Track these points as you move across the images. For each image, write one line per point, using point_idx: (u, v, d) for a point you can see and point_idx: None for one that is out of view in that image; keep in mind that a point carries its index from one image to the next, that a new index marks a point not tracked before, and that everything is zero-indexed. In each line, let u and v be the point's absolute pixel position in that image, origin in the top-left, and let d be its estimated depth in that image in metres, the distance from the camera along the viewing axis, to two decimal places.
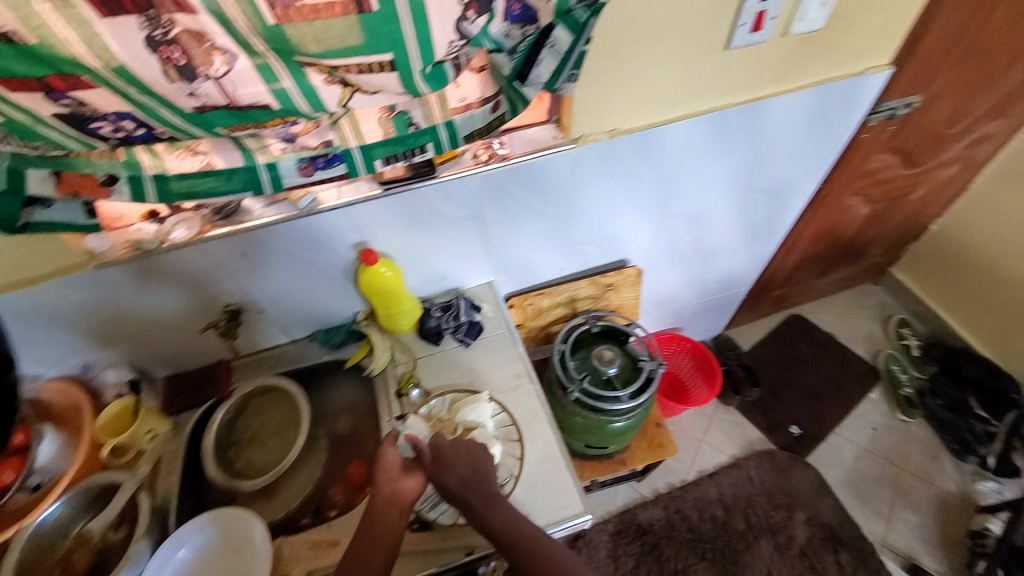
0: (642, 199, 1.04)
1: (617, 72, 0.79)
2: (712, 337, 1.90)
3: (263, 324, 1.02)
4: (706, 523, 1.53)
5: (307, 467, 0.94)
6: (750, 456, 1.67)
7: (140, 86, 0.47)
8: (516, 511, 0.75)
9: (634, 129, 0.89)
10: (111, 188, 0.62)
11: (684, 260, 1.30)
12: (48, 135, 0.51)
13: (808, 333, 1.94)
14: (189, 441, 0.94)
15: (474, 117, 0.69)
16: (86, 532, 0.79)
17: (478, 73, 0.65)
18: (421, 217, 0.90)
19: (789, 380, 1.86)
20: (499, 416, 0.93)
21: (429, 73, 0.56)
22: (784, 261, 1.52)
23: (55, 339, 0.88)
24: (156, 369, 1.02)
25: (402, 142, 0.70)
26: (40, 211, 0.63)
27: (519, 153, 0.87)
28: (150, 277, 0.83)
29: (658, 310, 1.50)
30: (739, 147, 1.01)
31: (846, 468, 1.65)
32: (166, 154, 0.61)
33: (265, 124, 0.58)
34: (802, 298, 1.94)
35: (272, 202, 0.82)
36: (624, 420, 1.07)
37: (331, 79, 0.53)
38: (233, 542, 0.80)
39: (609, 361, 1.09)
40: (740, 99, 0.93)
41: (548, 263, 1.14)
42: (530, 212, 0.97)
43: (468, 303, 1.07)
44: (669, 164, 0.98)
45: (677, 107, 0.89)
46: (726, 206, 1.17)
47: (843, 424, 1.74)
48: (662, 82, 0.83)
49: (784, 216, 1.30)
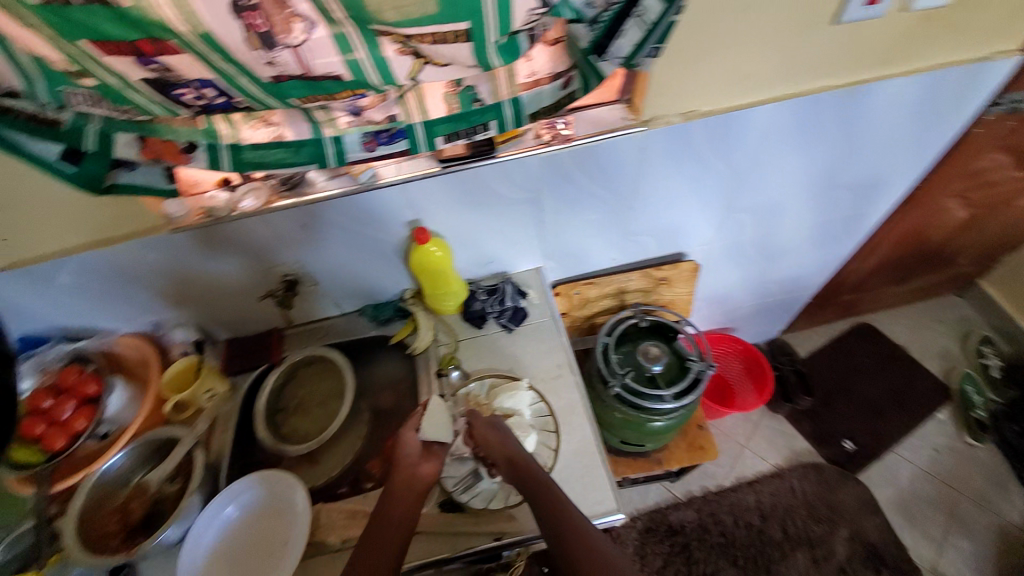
0: (710, 189, 0.99)
1: (699, 49, 0.75)
2: (765, 340, 1.79)
3: (316, 296, 1.04)
4: (741, 530, 1.48)
5: (350, 437, 0.97)
6: (794, 467, 1.60)
7: (222, 53, 0.47)
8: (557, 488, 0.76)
9: (712, 112, 0.85)
10: (190, 156, 0.64)
11: (746, 257, 1.24)
12: (136, 99, 0.52)
13: (869, 343, 1.81)
14: (245, 401, 0.99)
15: (542, 93, 0.67)
16: (144, 483, 0.86)
17: (552, 46, 0.63)
18: (476, 195, 0.88)
19: (841, 389, 1.74)
20: (537, 406, 0.91)
21: (504, 45, 0.54)
22: (861, 263, 1.40)
23: (134, 297, 0.94)
24: (219, 332, 1.07)
25: (465, 119, 0.69)
26: (126, 174, 0.67)
27: (583, 135, 0.83)
28: (217, 243, 0.86)
29: (710, 308, 1.45)
30: (829, 136, 0.94)
31: (900, 490, 1.55)
32: (242, 124, 0.63)
33: (335, 97, 0.57)
34: (872, 307, 1.80)
35: (334, 175, 0.84)
36: (666, 420, 1.04)
37: (404, 49, 0.52)
38: (274, 506, 0.83)
39: (655, 358, 1.06)
40: (840, 83, 0.85)
41: (601, 252, 1.10)
42: (588, 197, 0.94)
43: (514, 288, 1.06)
44: (747, 152, 0.93)
45: (762, 89, 0.84)
46: (799, 203, 1.09)
47: (903, 443, 1.63)
48: (749, 63, 0.79)
49: (863, 217, 1.20)
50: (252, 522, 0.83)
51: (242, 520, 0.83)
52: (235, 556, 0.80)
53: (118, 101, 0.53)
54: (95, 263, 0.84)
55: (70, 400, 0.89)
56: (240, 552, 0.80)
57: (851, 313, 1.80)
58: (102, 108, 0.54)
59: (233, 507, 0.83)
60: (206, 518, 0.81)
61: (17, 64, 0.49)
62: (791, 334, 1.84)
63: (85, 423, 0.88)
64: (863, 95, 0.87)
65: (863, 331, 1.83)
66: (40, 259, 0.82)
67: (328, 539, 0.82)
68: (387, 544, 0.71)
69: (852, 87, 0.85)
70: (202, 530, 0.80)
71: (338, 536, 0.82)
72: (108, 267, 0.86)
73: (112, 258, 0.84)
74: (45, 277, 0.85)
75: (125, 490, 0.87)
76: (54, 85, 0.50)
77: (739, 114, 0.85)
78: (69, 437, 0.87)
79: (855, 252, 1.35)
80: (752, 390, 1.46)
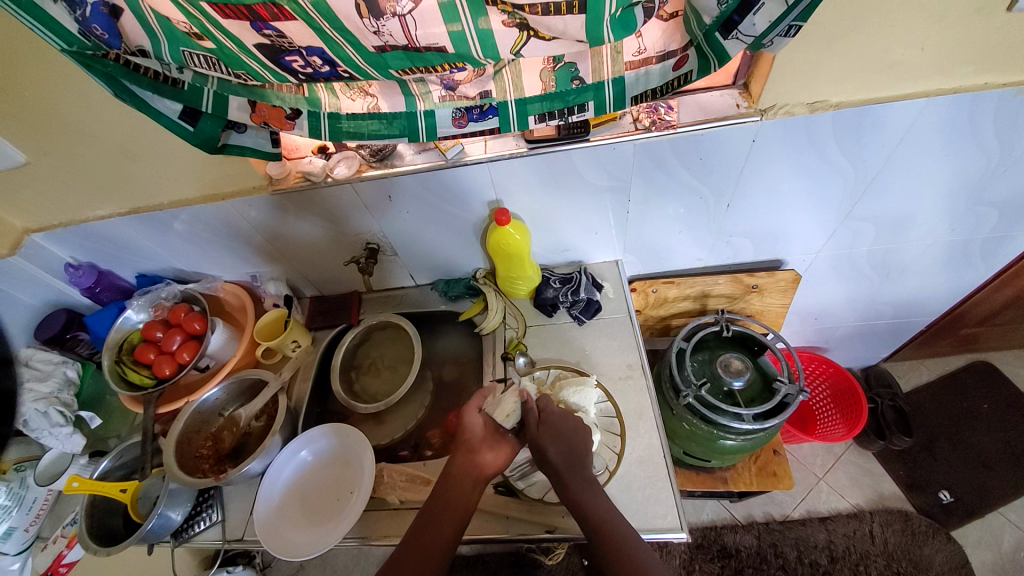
0: (826, 193, 0.87)
1: (839, 30, 0.64)
2: (861, 367, 1.64)
3: (394, 266, 1.08)
4: (806, 569, 1.35)
5: (413, 405, 1.01)
6: (878, 511, 1.44)
7: (331, 18, 0.47)
8: (610, 504, 0.71)
9: (845, 104, 0.73)
10: (294, 122, 0.65)
11: (855, 273, 1.10)
12: (249, 64, 0.54)
13: (989, 386, 1.59)
14: (323, 356, 1.06)
15: (651, 74, 0.61)
16: (236, 416, 0.94)
17: (666, 22, 0.57)
18: (562, 181, 0.85)
19: (949, 435, 1.54)
20: (603, 405, 0.88)
21: (618, 18, 0.49)
22: (995, 296, 1.20)
23: (237, 250, 1.02)
24: (305, 289, 1.15)
25: (561, 98, 0.64)
26: (235, 136, 0.70)
27: (687, 122, 0.76)
28: (310, 206, 0.90)
29: (802, 323, 1.32)
30: (982, 144, 0.78)
31: (1006, 561, 1.33)
32: (342, 94, 0.63)
33: (434, 70, 0.56)
34: (997, 343, 1.56)
35: (422, 149, 0.85)
36: (739, 440, 0.96)
37: (511, 21, 0.49)
38: (345, 456, 0.89)
39: (735, 372, 0.98)
40: (1006, 80, 0.70)
41: (686, 251, 1.03)
42: (682, 192, 0.87)
43: (590, 280, 1.02)
44: (877, 154, 0.80)
45: (909, 82, 0.70)
46: (934, 217, 0.94)
47: (1017, 505, 1.40)
48: (901, 50, 0.66)
49: (1013, 242, 1.01)
50: (324, 467, 0.89)
51: (315, 464, 0.89)
52: (306, 496, 0.86)
53: (232, 65, 0.54)
54: (207, 214, 0.92)
55: (178, 334, 0.99)
56: (311, 494, 0.86)
57: (968, 348, 1.57)
58: (218, 71, 0.56)
59: (306, 451, 0.89)
60: (284, 457, 0.88)
61: (145, 22, 0.50)
62: (891, 362, 1.64)
63: (190, 355, 0.97)
64: None
65: (979, 369, 1.62)
66: (161, 206, 0.91)
67: (388, 498, 0.85)
68: (439, 530, 0.71)
69: (1020, 86, 0.70)
70: (280, 468, 0.87)
71: (399, 496, 0.85)
72: (217, 219, 0.94)
73: (221, 211, 0.92)
74: (164, 223, 0.94)
75: (218, 420, 0.95)
76: (177, 46, 0.53)
77: (876, 110, 0.73)
78: (175, 366, 0.97)
79: (992, 279, 1.14)
80: (840, 422, 1.31)
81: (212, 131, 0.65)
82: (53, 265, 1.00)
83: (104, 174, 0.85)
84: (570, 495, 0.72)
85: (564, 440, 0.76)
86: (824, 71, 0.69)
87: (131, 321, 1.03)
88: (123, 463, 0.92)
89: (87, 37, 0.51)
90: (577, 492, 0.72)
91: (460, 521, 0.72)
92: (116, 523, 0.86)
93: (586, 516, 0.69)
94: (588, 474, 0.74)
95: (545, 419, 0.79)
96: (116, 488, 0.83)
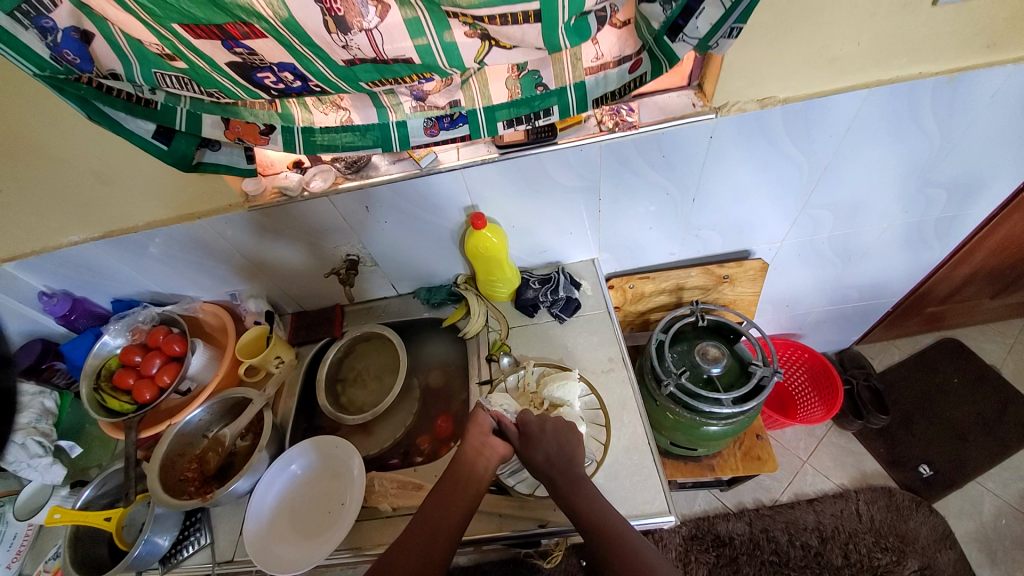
0: (784, 183, 0.92)
1: (778, 30, 0.69)
2: (835, 351, 1.71)
3: (374, 276, 1.08)
4: (797, 550, 1.39)
5: (401, 412, 1.03)
6: (862, 490, 1.49)
7: (302, 36, 0.49)
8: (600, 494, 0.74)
9: (793, 99, 0.78)
10: (267, 138, 0.67)
11: (821, 259, 1.16)
12: (221, 82, 0.56)
13: (957, 362, 1.66)
14: (308, 371, 1.06)
15: (608, 77, 0.65)
16: (220, 436, 0.93)
17: (620, 29, 0.60)
18: (535, 183, 0.88)
19: (923, 411, 1.61)
20: (587, 399, 0.90)
21: (572, 26, 0.52)
22: (953, 272, 1.27)
23: (214, 270, 1.02)
24: (286, 305, 1.15)
25: (526, 104, 0.68)
26: (210, 153, 0.73)
27: (649, 122, 0.80)
28: (284, 222, 0.91)
29: (775, 310, 1.37)
30: (924, 128, 0.84)
31: (986, 528, 1.39)
32: (314, 108, 0.65)
33: (402, 81, 0.59)
34: (961, 319, 1.64)
35: (397, 159, 0.87)
36: (721, 425, 1.00)
37: (472, 32, 0.52)
38: (332, 468, 0.88)
39: (713, 359, 1.02)
40: (939, 69, 0.76)
41: (659, 247, 1.07)
42: (650, 188, 0.91)
43: (568, 279, 1.05)
44: (828, 143, 0.85)
45: (849, 75, 0.76)
46: (886, 202, 1.00)
47: (991, 473, 1.46)
48: (839, 45, 0.72)
49: (962, 220, 1.08)
50: (312, 481, 0.88)
51: (302, 479, 0.88)
52: (296, 512, 0.85)
53: (204, 84, 0.56)
54: (181, 235, 0.92)
55: (158, 357, 0.98)
56: (301, 508, 0.86)
57: (935, 326, 1.64)
58: (190, 91, 0.58)
59: (296, 465, 0.89)
60: (270, 475, 0.87)
61: (116, 46, 0.51)
62: (864, 344, 1.71)
63: (170, 378, 0.96)
64: (966, 83, 0.77)
65: (946, 346, 1.70)
66: (135, 229, 0.91)
67: (381, 505, 0.85)
68: (447, 514, 0.73)
69: (951, 74, 0.76)
70: (270, 483, 0.86)
71: (390, 504, 0.85)
72: (191, 239, 0.94)
73: (198, 231, 0.92)
74: (139, 246, 0.94)
75: (202, 441, 0.95)
76: (150, 68, 0.54)
77: (820, 103, 0.78)
78: (155, 390, 0.95)
79: (947, 258, 1.21)
80: (818, 404, 1.36)
81: (186, 148, 0.67)
82: (27, 293, 0.99)
83: (78, 200, 0.85)
84: (562, 495, 0.73)
85: (552, 437, 0.79)
86: (770, 69, 0.74)
87: (109, 347, 1.02)
88: (107, 491, 0.90)
89: (58, 62, 0.52)
90: (565, 487, 0.73)
91: (468, 505, 0.74)
92: (101, 552, 0.84)
93: (576, 507, 0.71)
94: (581, 472, 0.75)
95: (529, 430, 0.81)
96: (99, 517, 0.81)
